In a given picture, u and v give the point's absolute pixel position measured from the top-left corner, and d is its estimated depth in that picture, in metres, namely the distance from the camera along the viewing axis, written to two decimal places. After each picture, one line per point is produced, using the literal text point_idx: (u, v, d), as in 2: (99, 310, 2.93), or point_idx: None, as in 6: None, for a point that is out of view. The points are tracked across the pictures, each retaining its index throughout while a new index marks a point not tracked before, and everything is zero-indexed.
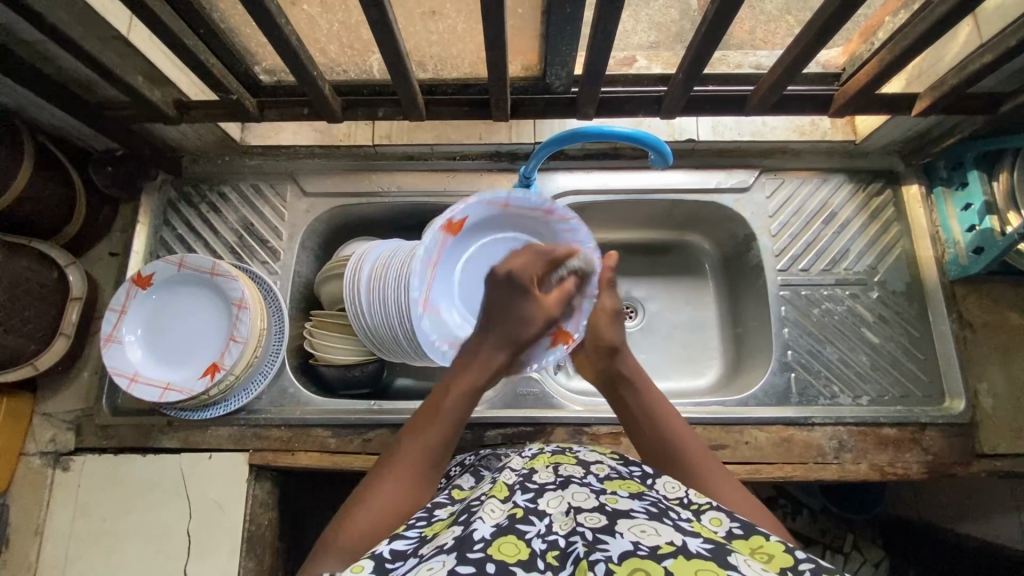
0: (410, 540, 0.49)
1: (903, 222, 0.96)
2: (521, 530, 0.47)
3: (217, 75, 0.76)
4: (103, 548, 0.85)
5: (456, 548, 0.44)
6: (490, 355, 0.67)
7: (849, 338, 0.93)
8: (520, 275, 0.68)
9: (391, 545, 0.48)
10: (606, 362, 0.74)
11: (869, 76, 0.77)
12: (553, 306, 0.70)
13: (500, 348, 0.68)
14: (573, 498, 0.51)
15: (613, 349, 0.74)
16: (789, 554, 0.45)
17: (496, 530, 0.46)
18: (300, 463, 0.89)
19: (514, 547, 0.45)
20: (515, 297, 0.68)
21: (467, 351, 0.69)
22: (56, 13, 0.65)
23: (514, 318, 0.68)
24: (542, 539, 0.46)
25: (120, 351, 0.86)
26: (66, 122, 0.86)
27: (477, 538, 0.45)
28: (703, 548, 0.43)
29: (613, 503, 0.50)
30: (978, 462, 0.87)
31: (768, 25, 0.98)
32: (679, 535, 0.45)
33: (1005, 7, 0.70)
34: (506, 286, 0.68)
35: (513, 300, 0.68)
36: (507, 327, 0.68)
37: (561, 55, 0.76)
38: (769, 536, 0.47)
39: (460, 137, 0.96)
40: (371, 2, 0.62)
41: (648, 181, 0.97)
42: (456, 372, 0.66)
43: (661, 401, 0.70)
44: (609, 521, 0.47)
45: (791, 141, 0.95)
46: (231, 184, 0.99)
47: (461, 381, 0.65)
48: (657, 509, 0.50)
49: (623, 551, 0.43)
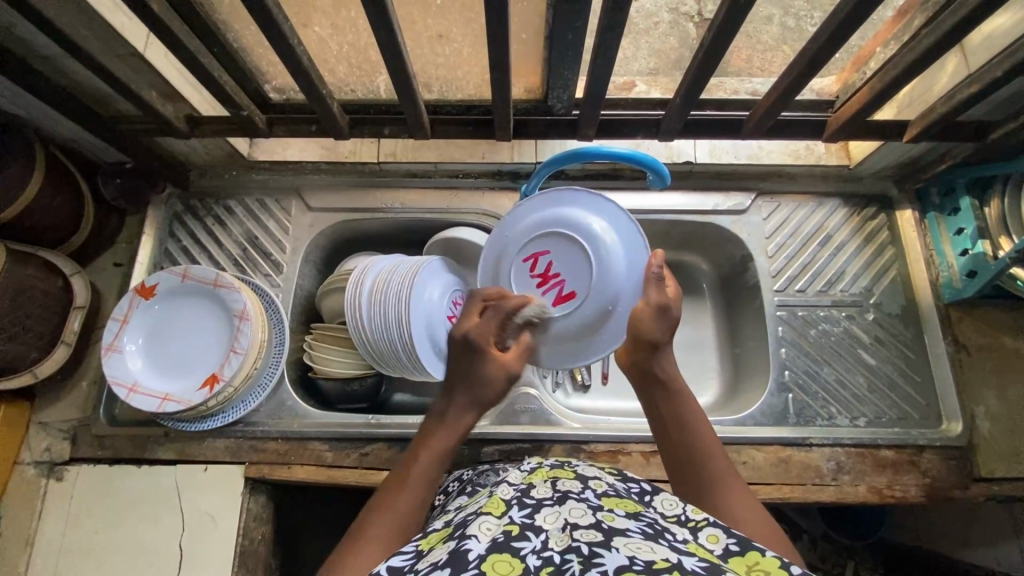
0: (408, 557, 0.49)
1: (897, 246, 0.97)
2: (516, 547, 0.46)
3: (229, 91, 0.78)
4: (93, 559, 0.84)
5: (450, 565, 0.45)
6: (455, 422, 0.68)
7: (846, 359, 0.93)
8: (475, 335, 0.71)
9: (388, 563, 0.48)
10: (644, 357, 0.69)
11: (862, 103, 0.79)
12: (509, 364, 0.71)
13: (465, 409, 0.69)
14: (570, 514, 0.50)
15: (652, 345, 0.69)
16: (785, 569, 0.44)
17: (490, 547, 0.46)
18: (296, 477, 0.88)
19: (507, 565, 0.44)
20: (472, 358, 0.70)
21: (433, 414, 0.69)
22: (77, 30, 0.67)
23: (475, 382, 0.69)
24: (537, 555, 0.45)
25: (120, 361, 0.86)
26: (79, 135, 0.88)
27: (471, 556, 0.45)
28: (699, 566, 0.44)
29: (610, 521, 0.50)
30: (977, 486, 0.87)
31: (765, 55, 1.05)
32: (675, 553, 0.45)
33: (992, 39, 0.73)
34: (462, 347, 0.71)
35: (468, 361, 0.70)
36: (464, 388, 0.69)
37: (563, 79, 0.79)
38: (765, 553, 0.47)
39: (463, 156, 0.98)
40: (381, 23, 0.64)
41: (646, 201, 0.99)
42: (426, 434, 0.67)
43: (693, 406, 0.68)
44: (605, 537, 0.47)
45: (787, 165, 0.97)
46: (237, 198, 1.01)
47: (431, 445, 0.65)
48: (653, 530, 0.49)
49: (619, 565, 0.43)
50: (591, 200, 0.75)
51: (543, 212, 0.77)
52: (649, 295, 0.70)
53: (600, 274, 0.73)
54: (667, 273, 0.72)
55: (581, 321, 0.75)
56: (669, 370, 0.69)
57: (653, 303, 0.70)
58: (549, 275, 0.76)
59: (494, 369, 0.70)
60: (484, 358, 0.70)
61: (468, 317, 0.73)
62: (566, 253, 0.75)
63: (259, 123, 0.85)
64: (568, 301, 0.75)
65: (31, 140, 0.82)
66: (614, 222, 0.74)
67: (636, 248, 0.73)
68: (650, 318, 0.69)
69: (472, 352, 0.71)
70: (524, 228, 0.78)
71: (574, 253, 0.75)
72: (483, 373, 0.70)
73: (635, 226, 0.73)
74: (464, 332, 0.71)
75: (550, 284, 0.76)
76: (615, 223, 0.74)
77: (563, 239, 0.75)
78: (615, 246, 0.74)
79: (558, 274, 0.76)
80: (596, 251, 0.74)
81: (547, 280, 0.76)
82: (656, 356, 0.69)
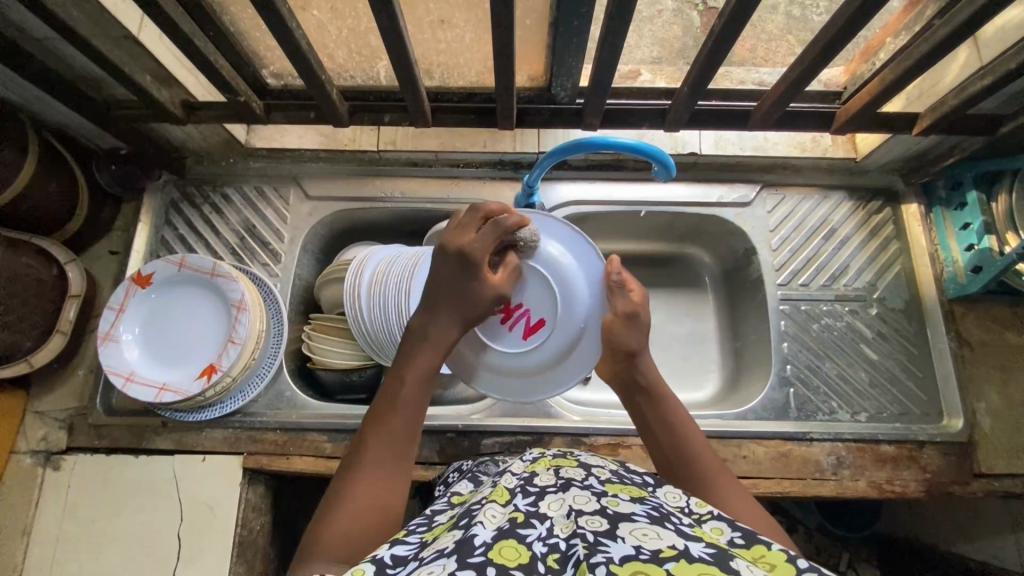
0: (411, 547, 0.48)
1: (902, 240, 0.97)
2: (521, 534, 0.46)
3: (226, 76, 0.76)
4: (91, 549, 0.84)
5: (456, 552, 0.44)
6: (439, 337, 0.63)
7: (848, 354, 0.93)
8: (468, 252, 0.62)
9: (391, 550, 0.47)
10: (624, 368, 0.68)
11: (871, 95, 0.78)
12: (503, 286, 0.65)
13: (451, 323, 0.63)
14: (575, 501, 0.50)
15: (630, 354, 0.67)
16: (791, 563, 0.43)
17: (496, 534, 0.46)
18: (295, 468, 0.88)
19: (515, 551, 0.44)
20: (464, 277, 0.63)
21: (415, 332, 0.63)
22: (69, 11, 0.65)
23: (464, 299, 0.63)
24: (543, 542, 0.46)
25: (116, 350, 0.85)
26: (71, 119, 0.86)
27: (477, 542, 0.44)
28: (706, 553, 0.43)
29: (615, 506, 0.49)
30: (976, 481, 0.87)
31: (770, 44, 1.03)
32: (681, 540, 0.44)
33: (1005, 31, 0.72)
34: (455, 265, 0.63)
35: (459, 276, 0.63)
36: (450, 302, 0.63)
37: (567, 67, 0.77)
38: (771, 546, 0.46)
39: (463, 145, 0.96)
40: (381, 7, 0.62)
41: (650, 193, 0.97)
42: (407, 356, 0.62)
43: (680, 410, 0.66)
44: (610, 524, 0.46)
45: (792, 157, 0.95)
46: (234, 186, 0.99)
47: (413, 371, 0.61)
48: (659, 514, 0.49)
49: (624, 554, 0.42)
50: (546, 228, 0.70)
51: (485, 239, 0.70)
52: (615, 306, 0.68)
53: (565, 300, 0.70)
54: (628, 278, 0.70)
55: (549, 353, 0.71)
56: (651, 375, 0.68)
57: (620, 313, 0.68)
58: (512, 308, 0.69)
59: (483, 287, 0.63)
60: (480, 275, 0.63)
61: (464, 231, 0.64)
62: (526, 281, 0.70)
63: (256, 109, 0.83)
64: (538, 332, 0.70)
65: (23, 125, 0.81)
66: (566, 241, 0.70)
67: (594, 265, 0.70)
68: (623, 330, 0.67)
69: (467, 271, 0.63)
70: None
71: (538, 286, 0.69)
72: (473, 289, 0.63)
73: (592, 248, 0.70)
74: (461, 247, 0.62)
75: (515, 317, 0.70)
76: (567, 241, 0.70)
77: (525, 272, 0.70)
78: (574, 267, 0.70)
79: (522, 304, 0.69)
80: (554, 275, 0.69)
81: (511, 314, 0.70)
82: (635, 364, 0.68)
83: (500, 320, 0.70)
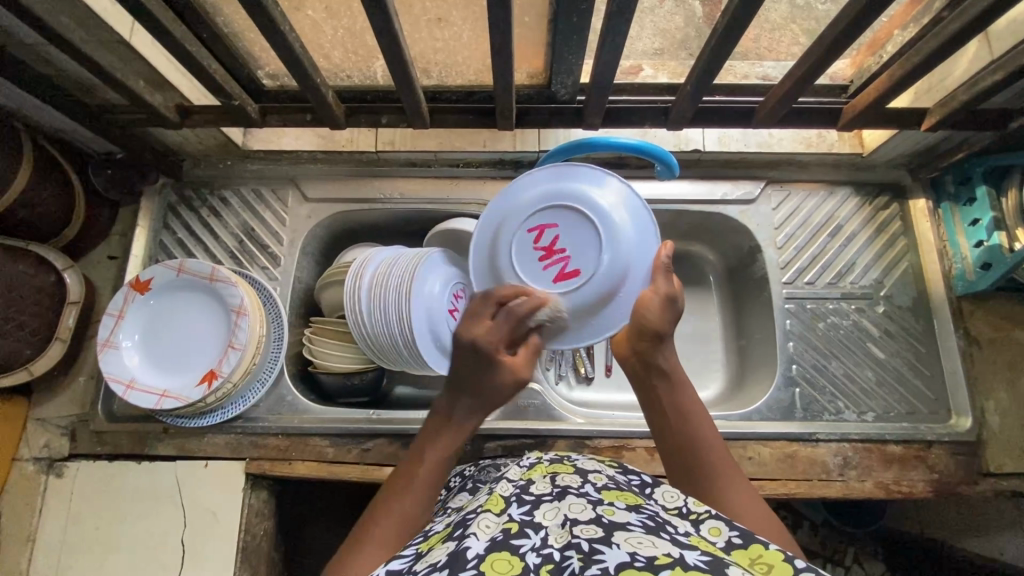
0: (406, 561, 0.48)
1: (910, 236, 0.95)
2: (515, 545, 0.45)
3: (220, 80, 0.75)
4: (95, 556, 0.84)
5: (448, 566, 0.43)
6: (462, 424, 0.63)
7: (854, 353, 0.91)
8: (484, 344, 0.64)
9: (387, 567, 0.47)
10: (649, 348, 0.66)
11: (879, 90, 0.76)
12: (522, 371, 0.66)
13: (472, 414, 0.64)
14: (570, 509, 0.49)
15: (659, 336, 0.66)
16: (789, 563, 0.43)
17: (490, 545, 0.45)
18: (297, 473, 0.87)
19: (507, 564, 0.43)
20: (482, 367, 0.64)
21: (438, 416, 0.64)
22: (58, 17, 0.64)
23: (483, 389, 0.63)
24: (537, 553, 0.44)
25: (116, 357, 0.85)
26: (65, 124, 0.85)
27: (470, 556, 0.44)
28: (701, 561, 0.42)
29: (610, 515, 0.49)
30: (985, 481, 0.86)
31: (774, 34, 0.99)
32: (676, 548, 0.44)
33: (1017, 24, 0.70)
34: (471, 357, 0.64)
35: (477, 369, 0.64)
36: (473, 394, 0.63)
37: (567, 64, 0.75)
38: (769, 545, 0.46)
39: (463, 144, 0.95)
40: (375, 9, 0.60)
41: (653, 191, 0.96)
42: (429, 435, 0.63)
43: (693, 398, 0.65)
44: (605, 532, 0.46)
45: (798, 153, 0.94)
46: (233, 189, 0.98)
47: (435, 447, 0.61)
48: (654, 523, 0.48)
49: (619, 562, 0.41)
50: (619, 188, 0.73)
51: (544, 184, 0.74)
52: (658, 285, 0.68)
53: (609, 256, 0.70)
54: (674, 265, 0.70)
55: (579, 300, 0.71)
56: (671, 362, 0.66)
57: (661, 293, 0.67)
58: (553, 249, 0.71)
59: (502, 377, 0.64)
60: (497, 363, 0.64)
61: (479, 321, 0.65)
62: (572, 227, 0.72)
63: (252, 113, 0.82)
64: (569, 279, 0.71)
65: (16, 131, 0.80)
66: (629, 208, 0.72)
67: (649, 243, 0.71)
68: (658, 307, 0.67)
69: (485, 363, 0.64)
70: (534, 201, 0.74)
71: (585, 232, 0.71)
72: (490, 382, 0.63)
73: (652, 227, 0.72)
74: (474, 339, 0.63)
75: (553, 259, 0.71)
76: (632, 209, 0.72)
77: (578, 215, 0.72)
78: (630, 235, 0.71)
79: (564, 249, 0.71)
80: (608, 232, 0.70)
81: (551, 254, 0.72)
82: (659, 345, 0.66)
83: (538, 257, 0.72)
